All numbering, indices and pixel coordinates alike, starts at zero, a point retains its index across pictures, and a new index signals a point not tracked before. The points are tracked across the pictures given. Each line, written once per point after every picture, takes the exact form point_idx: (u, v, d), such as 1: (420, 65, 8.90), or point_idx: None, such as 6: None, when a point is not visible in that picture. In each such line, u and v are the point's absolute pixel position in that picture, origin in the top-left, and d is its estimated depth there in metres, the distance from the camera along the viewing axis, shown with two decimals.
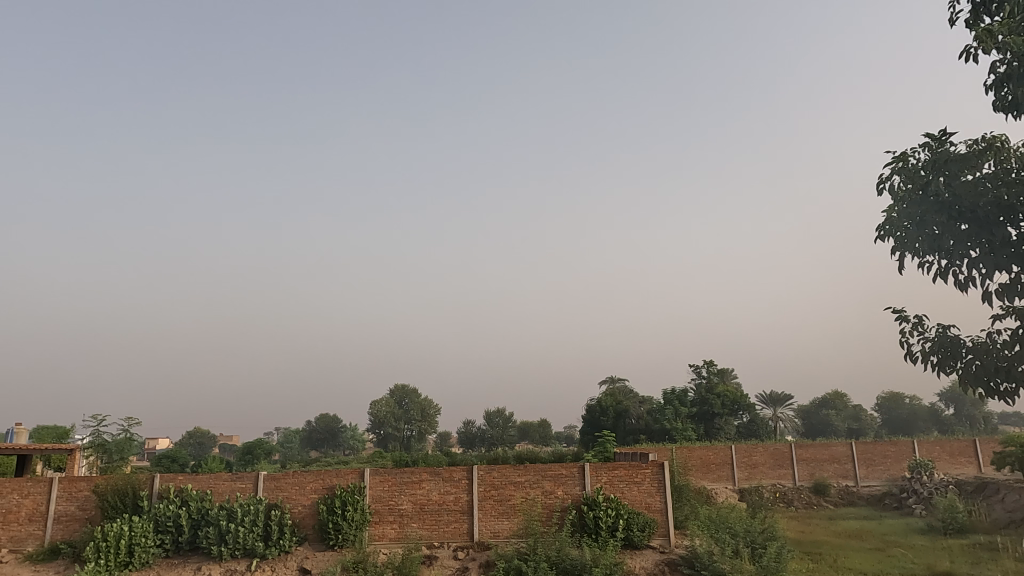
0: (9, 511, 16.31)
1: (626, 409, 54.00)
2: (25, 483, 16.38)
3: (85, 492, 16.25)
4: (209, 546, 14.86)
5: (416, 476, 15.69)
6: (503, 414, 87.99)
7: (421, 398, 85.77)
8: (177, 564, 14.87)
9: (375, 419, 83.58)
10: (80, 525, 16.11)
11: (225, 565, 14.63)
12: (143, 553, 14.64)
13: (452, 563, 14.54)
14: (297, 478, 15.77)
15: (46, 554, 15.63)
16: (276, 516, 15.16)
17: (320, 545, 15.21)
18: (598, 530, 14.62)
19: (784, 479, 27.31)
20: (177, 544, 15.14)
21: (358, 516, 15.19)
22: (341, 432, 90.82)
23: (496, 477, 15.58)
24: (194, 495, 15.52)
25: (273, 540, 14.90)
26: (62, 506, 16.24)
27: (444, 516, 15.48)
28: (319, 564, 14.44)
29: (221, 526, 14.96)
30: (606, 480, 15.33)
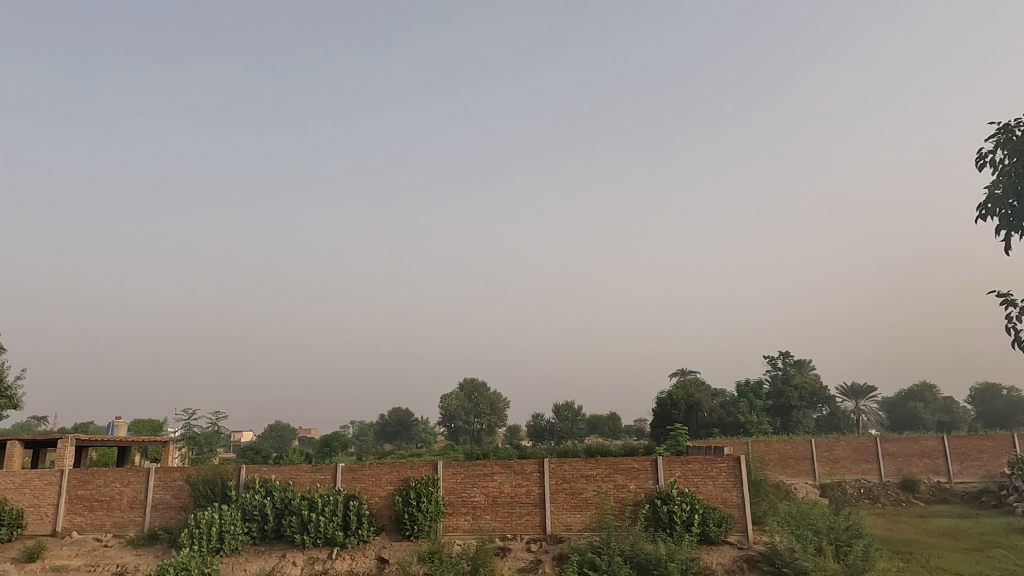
0: (112, 499, 17.50)
1: (697, 402, 52.05)
2: (125, 473, 17.54)
3: (179, 482, 17.23)
4: (293, 535, 15.49)
5: (488, 469, 15.85)
6: (573, 408, 87.94)
7: (490, 392, 86.66)
8: (264, 551, 15.57)
9: (446, 412, 85.00)
10: (175, 512, 17.10)
11: (308, 553, 15.22)
12: (232, 540, 15.39)
13: (524, 555, 14.63)
14: (374, 469, 16.23)
15: (146, 539, 16.66)
16: (355, 506, 15.66)
17: (397, 536, 15.60)
18: (672, 525, 14.38)
19: (869, 474, 26.12)
20: (263, 532, 15.85)
21: (433, 508, 15.49)
22: (413, 426, 92.84)
23: (567, 471, 15.56)
24: (277, 486, 16.20)
25: (352, 530, 15.38)
26: (158, 495, 17.29)
27: (516, 508, 15.59)
28: (396, 554, 14.81)
29: (303, 516, 15.56)
30: (680, 474, 15.08)
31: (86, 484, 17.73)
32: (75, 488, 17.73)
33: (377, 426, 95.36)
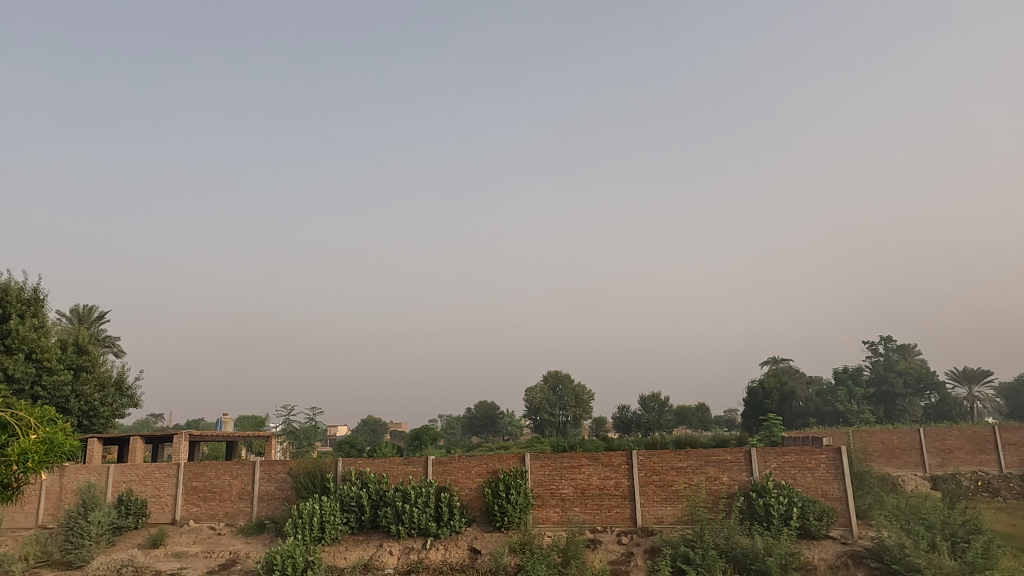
0: (223, 490, 18.69)
1: (792, 391, 49.90)
2: (234, 466, 18.70)
3: (282, 474, 18.20)
4: (388, 525, 16.02)
5: (575, 461, 15.84)
6: (659, 399, 86.32)
7: (574, 384, 86.44)
8: (362, 541, 16.18)
9: (530, 405, 85.57)
10: (279, 503, 18.07)
11: (403, 543, 15.71)
12: (332, 530, 16.08)
13: (616, 547, 14.53)
14: (463, 461, 16.56)
15: (254, 528, 17.70)
16: (446, 498, 16.03)
17: (488, 527, 15.84)
18: (769, 518, 13.87)
19: (986, 466, 24.28)
20: (360, 522, 16.50)
21: (522, 500, 15.62)
22: (499, 419, 93.91)
23: (657, 463, 15.31)
24: (372, 478, 16.84)
25: (444, 521, 15.75)
26: (264, 486, 18.31)
27: (606, 501, 15.49)
28: (488, 545, 15.06)
29: (398, 507, 16.08)
30: (776, 466, 14.54)
31: (199, 476, 19.03)
32: (190, 480, 19.07)
33: (463, 420, 97.01)
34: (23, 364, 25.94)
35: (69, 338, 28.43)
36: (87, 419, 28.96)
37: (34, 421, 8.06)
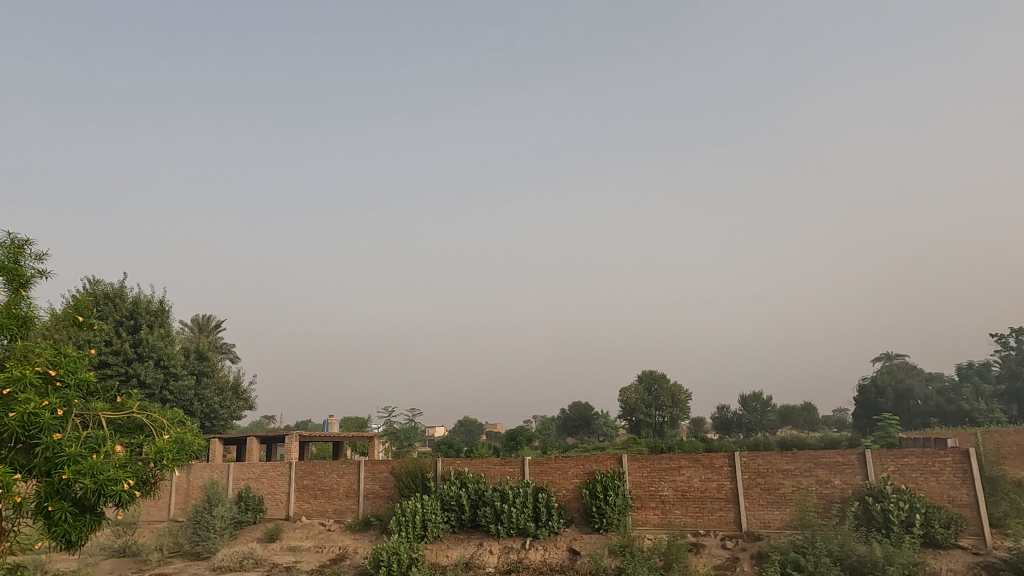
0: (331, 488, 19.60)
1: (910, 389, 46.71)
2: (341, 465, 19.60)
3: (385, 473, 18.88)
4: (488, 524, 16.26)
5: (675, 463, 15.47)
6: (762, 399, 83.01)
7: (670, 384, 84.58)
8: (463, 539, 16.49)
9: (626, 406, 84.46)
10: (383, 501, 18.74)
11: (503, 542, 15.87)
12: (434, 528, 16.49)
13: (720, 552, 14.04)
14: (559, 462, 16.59)
15: (361, 525, 18.45)
16: (544, 498, 16.09)
17: (587, 529, 15.74)
18: (888, 525, 12.96)
19: None
20: (461, 521, 16.84)
21: (620, 501, 15.43)
22: (594, 420, 93.26)
23: (761, 465, 14.70)
24: (471, 478, 17.18)
25: (543, 521, 15.79)
26: (369, 485, 19.05)
27: (708, 503, 15.03)
28: (587, 546, 14.96)
29: (496, 507, 16.29)
30: (894, 469, 13.60)
31: (310, 474, 20.06)
32: (302, 478, 20.14)
33: (558, 420, 96.97)
34: (153, 370, 28.28)
35: (191, 345, 30.75)
36: (209, 421, 31.21)
37: (166, 422, 8.79)
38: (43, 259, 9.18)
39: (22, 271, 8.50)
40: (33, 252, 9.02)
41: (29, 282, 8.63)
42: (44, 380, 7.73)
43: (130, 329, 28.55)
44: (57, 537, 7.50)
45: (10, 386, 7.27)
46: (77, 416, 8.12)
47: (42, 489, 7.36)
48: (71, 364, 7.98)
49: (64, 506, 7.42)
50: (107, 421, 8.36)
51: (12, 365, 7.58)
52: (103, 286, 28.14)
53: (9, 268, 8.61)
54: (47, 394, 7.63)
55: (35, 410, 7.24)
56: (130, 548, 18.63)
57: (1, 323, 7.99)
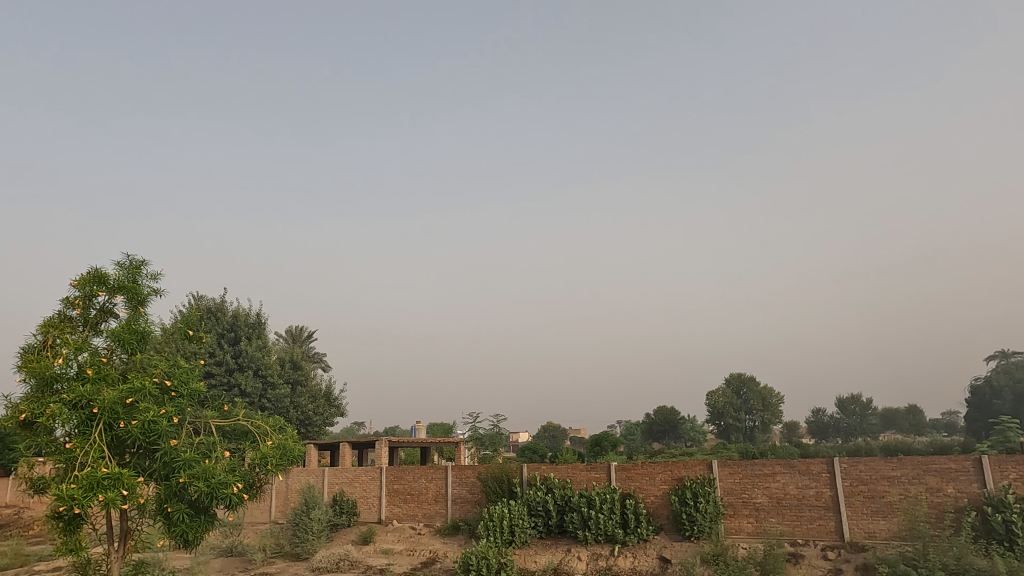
0: (420, 492, 20.07)
1: None
2: (429, 470, 20.04)
3: (472, 478, 19.14)
4: (575, 530, 16.19)
5: (768, 469, 14.90)
6: (861, 401, 78.64)
7: (760, 387, 81.45)
8: (551, 545, 16.45)
9: (714, 410, 81.90)
10: (471, 505, 18.99)
11: (591, 549, 15.74)
12: (522, 533, 16.57)
13: (822, 563, 13.36)
14: (646, 468, 16.31)
15: (450, 529, 18.75)
16: (632, 505, 15.87)
17: (677, 536, 15.36)
18: (1011, 537, 11.94)
19: None
20: (548, 527, 16.84)
21: (712, 508, 15.01)
22: (681, 425, 90.98)
23: (863, 471, 13.93)
24: (557, 483, 17.17)
25: (631, 528, 15.56)
26: (456, 490, 19.37)
27: (805, 512, 14.37)
28: (678, 554, 14.62)
29: (583, 512, 16.21)
30: (1016, 477, 12.50)
31: (400, 479, 20.63)
32: (392, 483, 20.74)
33: (643, 425, 95.36)
34: (252, 379, 29.91)
35: (286, 355, 32.21)
36: (305, 427, 32.59)
37: (269, 428, 9.29)
38: (158, 278, 9.93)
39: (139, 290, 9.23)
40: (148, 272, 9.79)
41: (146, 299, 9.37)
42: (162, 390, 8.36)
43: (231, 341, 30.42)
44: (176, 536, 8.03)
45: (132, 396, 7.89)
46: (191, 423, 8.71)
47: (162, 491, 7.93)
48: (184, 375, 8.58)
49: (181, 508, 7.96)
50: (217, 428, 8.94)
51: (133, 376, 8.23)
52: (206, 301, 30.01)
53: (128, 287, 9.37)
54: (164, 402, 8.24)
55: (155, 418, 7.83)
56: (237, 548, 19.71)
57: (123, 337, 8.71)
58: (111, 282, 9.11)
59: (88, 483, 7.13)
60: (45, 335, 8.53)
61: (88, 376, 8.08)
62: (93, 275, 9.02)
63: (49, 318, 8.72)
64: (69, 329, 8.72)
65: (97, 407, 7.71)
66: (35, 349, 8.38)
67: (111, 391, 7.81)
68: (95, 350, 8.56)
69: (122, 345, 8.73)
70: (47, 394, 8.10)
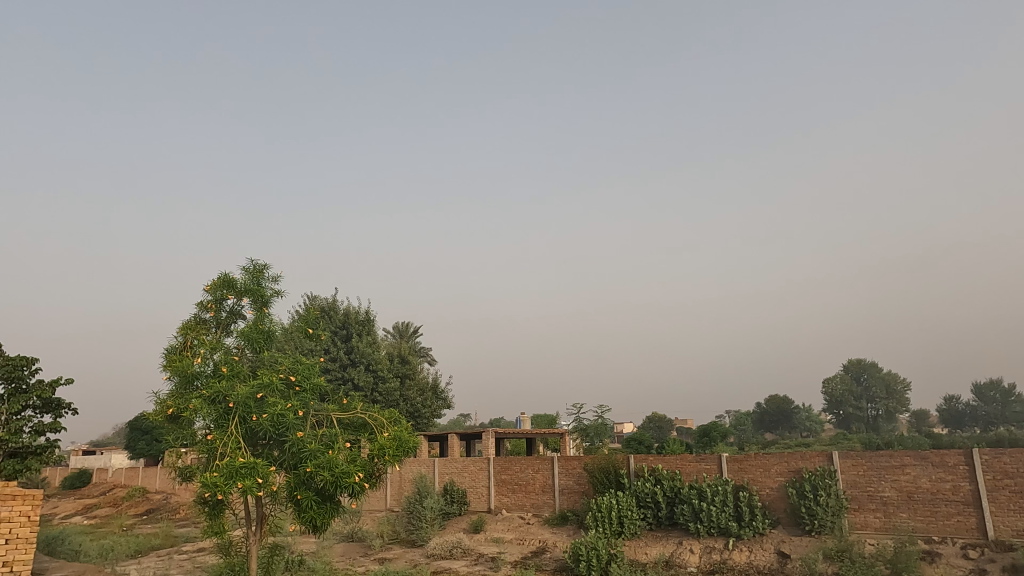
0: (528, 483, 20.31)
1: None
2: (536, 461, 20.25)
3: (578, 469, 19.16)
4: (687, 523, 15.84)
5: (897, 460, 13.94)
6: (1001, 387, 71.98)
7: (883, 373, 76.21)
8: (661, 537, 16.16)
9: (831, 398, 77.38)
10: (578, 496, 19.01)
11: (704, 542, 15.33)
12: (631, 524, 16.42)
13: (962, 563, 12.33)
14: (760, 459, 15.69)
15: (558, 519, 18.86)
16: (745, 497, 15.34)
17: (796, 530, 14.68)
18: None
19: None
20: (658, 519, 16.55)
21: (833, 502, 14.24)
22: (795, 414, 86.67)
23: (1009, 464, 12.70)
24: (666, 475, 16.88)
25: (746, 522, 15.03)
26: (563, 481, 19.46)
27: (941, 507, 13.31)
28: (798, 549, 13.96)
29: (694, 504, 15.84)
30: None
31: (507, 469, 20.99)
32: (500, 473, 21.13)
33: (754, 415, 91.66)
34: (364, 374, 31.48)
35: (395, 350, 33.38)
36: (415, 419, 33.75)
37: (386, 420, 9.71)
38: (279, 280, 10.61)
39: (263, 292, 9.91)
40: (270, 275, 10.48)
41: (269, 300, 10.03)
42: (288, 385, 8.95)
43: (344, 338, 32.21)
44: (306, 522, 8.58)
45: (262, 392, 8.50)
46: (314, 416, 9.26)
47: (291, 480, 8.50)
48: (306, 371, 9.12)
49: (309, 496, 8.50)
50: (337, 420, 9.45)
51: (262, 373, 8.87)
52: (320, 301, 31.80)
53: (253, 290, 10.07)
54: (290, 397, 8.80)
55: (283, 411, 8.39)
56: (357, 534, 20.77)
57: (251, 337, 9.40)
58: (239, 285, 9.83)
59: (228, 472, 7.77)
60: (184, 337, 9.32)
61: (223, 373, 8.77)
62: (223, 280, 9.76)
63: (187, 320, 9.52)
64: (204, 330, 9.48)
65: (232, 402, 8.37)
66: (177, 349, 9.17)
67: (243, 388, 8.46)
68: (227, 349, 9.27)
69: (251, 344, 9.42)
70: (189, 390, 8.87)
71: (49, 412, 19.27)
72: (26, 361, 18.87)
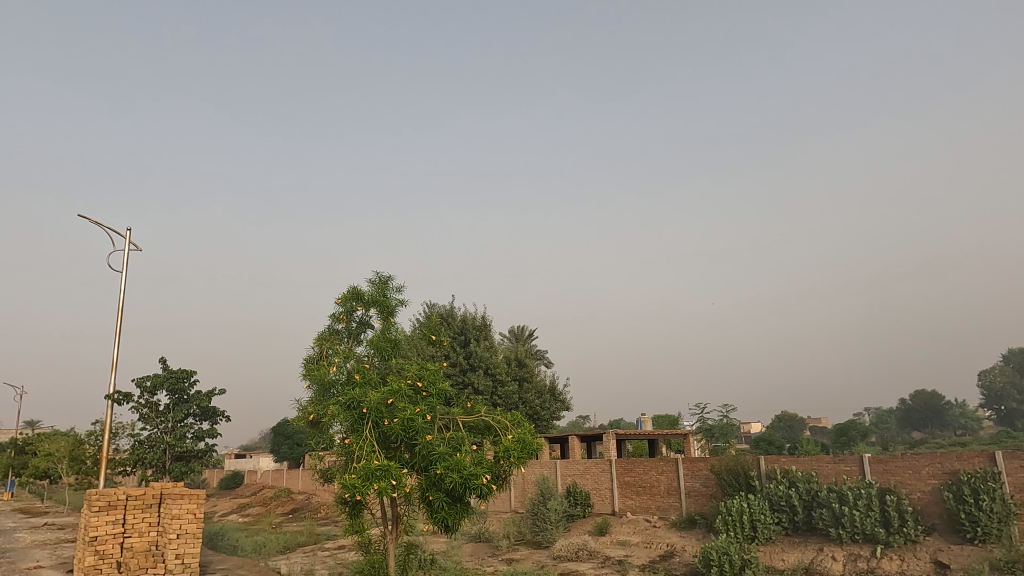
0: (652, 485, 19.92)
1: None
2: (659, 463, 19.82)
3: (705, 471, 18.54)
4: (827, 528, 14.88)
5: None
6: None
7: None
8: (799, 543, 15.25)
9: (989, 392, 69.95)
10: (706, 499, 18.36)
11: (847, 549, 14.33)
12: (765, 529, 15.65)
13: None
14: (909, 461, 14.44)
15: (686, 523, 18.31)
16: (893, 501, 14.19)
17: (955, 538, 13.36)
18: None
19: None
20: (795, 524, 15.65)
21: (999, 508, 12.84)
22: (947, 410, 79.12)
23: None
24: (801, 477, 15.97)
25: (895, 528, 13.91)
26: (690, 483, 18.89)
27: None
28: (959, 559, 12.69)
29: (835, 509, 14.86)
30: None
31: (630, 471, 20.70)
32: (623, 475, 20.88)
33: (897, 412, 84.63)
34: (483, 378, 32.23)
35: (512, 354, 33.86)
36: (535, 422, 34.05)
37: (509, 423, 9.87)
38: (402, 290, 11.09)
39: (388, 303, 10.39)
40: (394, 286, 10.98)
41: (395, 310, 10.51)
42: (415, 391, 9.33)
43: (462, 343, 33.12)
44: (438, 522, 8.89)
45: (392, 397, 8.92)
46: (441, 420, 9.58)
47: (423, 481, 8.84)
48: (431, 377, 9.47)
49: (440, 497, 8.79)
50: (463, 423, 9.72)
51: (391, 379, 9.30)
52: (438, 309, 32.90)
53: (379, 301, 10.59)
54: (418, 401, 9.16)
55: (411, 415, 8.76)
56: (484, 534, 21.24)
57: (380, 345, 9.89)
58: (367, 297, 10.37)
59: (365, 473, 8.20)
60: (320, 347, 9.98)
61: (356, 380, 9.28)
62: (352, 292, 10.34)
63: (322, 332, 10.17)
64: (337, 340, 10.09)
65: (365, 408, 8.85)
66: (314, 359, 9.83)
67: (374, 394, 8.91)
68: (359, 357, 9.81)
69: (380, 353, 9.91)
70: (326, 397, 9.48)
71: (207, 419, 21.22)
72: (185, 373, 20.93)
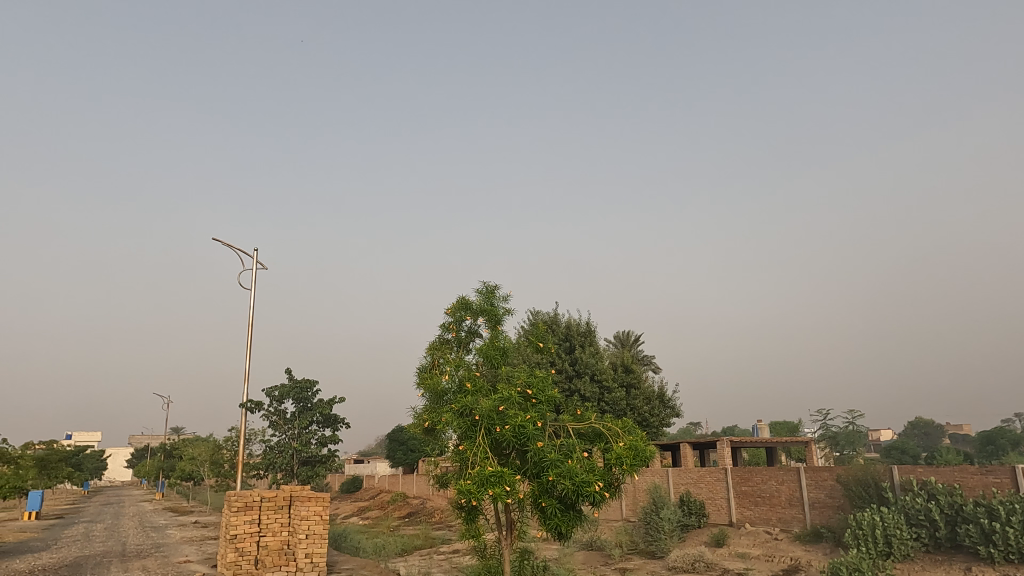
0: (772, 495, 18.98)
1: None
2: (779, 472, 18.87)
3: (830, 481, 17.44)
4: (975, 546, 13.57)
5: None
6: None
7: None
8: (943, 561, 13.98)
9: None
10: (833, 511, 17.25)
11: (1000, 570, 12.97)
12: (901, 545, 14.48)
13: None
14: None
15: (811, 536, 17.27)
16: None
17: None
18: None
19: None
20: (936, 540, 14.37)
21: None
22: None
23: None
24: (942, 489, 14.66)
25: None
26: (814, 493, 17.83)
27: None
28: None
29: (983, 525, 13.52)
30: None
31: (747, 481, 19.84)
32: (740, 485, 20.05)
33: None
34: (590, 384, 32.06)
35: (618, 359, 33.44)
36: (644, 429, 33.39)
37: (620, 429, 9.75)
38: (509, 299, 11.25)
39: (496, 311, 10.58)
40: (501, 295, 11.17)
41: (502, 318, 10.69)
42: (525, 398, 9.43)
43: (568, 349, 33.12)
44: (552, 529, 8.93)
45: (502, 404, 9.06)
46: (551, 427, 9.62)
47: (536, 487, 8.92)
48: (540, 384, 9.52)
49: (553, 503, 8.83)
50: (573, 430, 9.71)
51: (501, 387, 9.45)
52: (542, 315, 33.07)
53: (488, 310, 10.80)
54: (528, 408, 9.25)
55: (523, 422, 8.86)
56: (596, 543, 21.02)
57: (490, 354, 10.09)
58: (475, 307, 10.61)
59: (480, 479, 8.38)
60: (433, 356, 10.32)
61: (468, 388, 9.50)
62: (461, 302, 10.60)
63: (433, 341, 10.51)
64: (448, 350, 10.39)
65: (477, 415, 9.04)
66: (428, 368, 10.17)
67: (486, 401, 9.08)
68: (469, 365, 10.04)
69: (490, 361, 10.11)
70: (440, 405, 9.78)
71: (329, 426, 22.42)
72: (308, 382, 22.27)
